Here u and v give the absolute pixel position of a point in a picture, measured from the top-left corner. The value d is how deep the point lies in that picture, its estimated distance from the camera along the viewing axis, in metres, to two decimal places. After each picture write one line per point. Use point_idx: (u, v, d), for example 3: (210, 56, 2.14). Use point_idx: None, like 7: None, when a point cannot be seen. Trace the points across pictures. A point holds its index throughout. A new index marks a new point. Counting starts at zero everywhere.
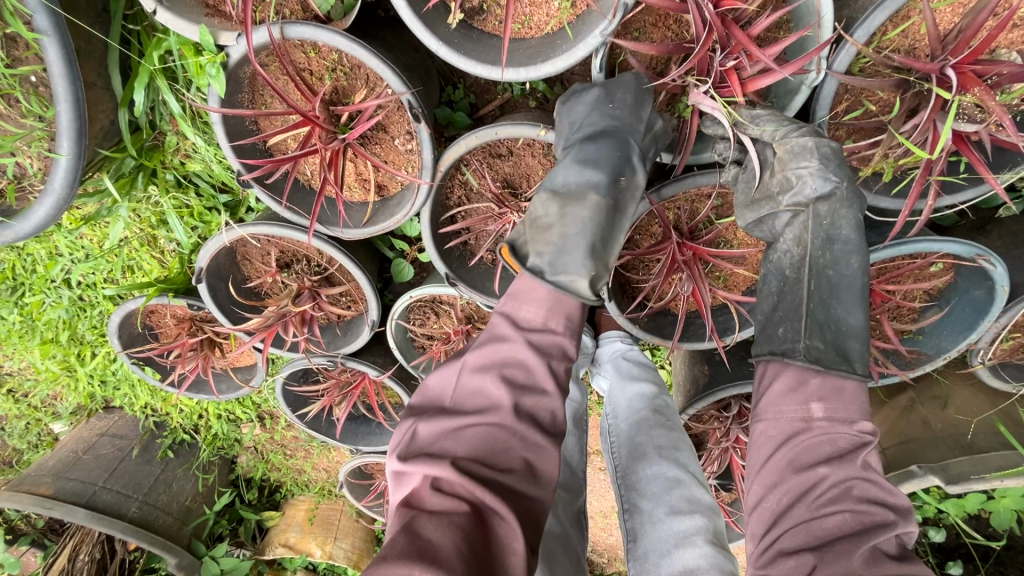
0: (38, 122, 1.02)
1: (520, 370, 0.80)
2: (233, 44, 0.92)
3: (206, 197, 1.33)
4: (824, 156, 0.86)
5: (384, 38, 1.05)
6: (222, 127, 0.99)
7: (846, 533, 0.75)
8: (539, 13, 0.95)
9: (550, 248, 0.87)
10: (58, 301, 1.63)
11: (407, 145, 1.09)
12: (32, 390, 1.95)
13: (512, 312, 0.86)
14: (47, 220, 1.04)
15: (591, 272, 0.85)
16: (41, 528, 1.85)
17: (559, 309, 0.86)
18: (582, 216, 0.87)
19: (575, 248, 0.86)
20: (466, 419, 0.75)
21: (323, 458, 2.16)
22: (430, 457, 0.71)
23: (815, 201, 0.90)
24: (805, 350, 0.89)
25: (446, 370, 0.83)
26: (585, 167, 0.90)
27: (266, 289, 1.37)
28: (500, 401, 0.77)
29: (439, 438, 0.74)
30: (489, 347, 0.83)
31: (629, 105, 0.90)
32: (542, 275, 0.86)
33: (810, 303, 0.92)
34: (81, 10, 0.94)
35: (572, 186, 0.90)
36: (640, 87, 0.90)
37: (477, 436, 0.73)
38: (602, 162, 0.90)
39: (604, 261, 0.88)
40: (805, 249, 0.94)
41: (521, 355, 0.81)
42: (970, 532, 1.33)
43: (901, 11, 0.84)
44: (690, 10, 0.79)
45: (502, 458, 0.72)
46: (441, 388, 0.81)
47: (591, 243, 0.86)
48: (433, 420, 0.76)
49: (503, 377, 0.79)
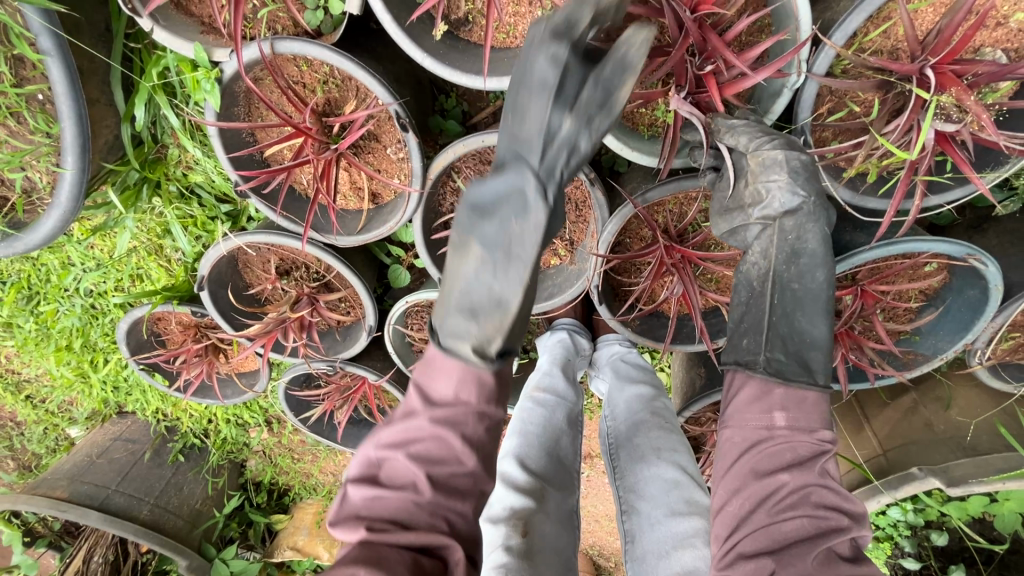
0: (46, 138, 1.06)
1: (431, 443, 0.72)
2: (227, 60, 0.96)
3: (208, 207, 1.37)
4: (793, 170, 0.88)
5: (375, 50, 1.08)
6: (219, 139, 1.02)
7: (802, 537, 0.77)
8: (523, 23, 0.97)
9: (443, 309, 0.74)
10: (71, 309, 1.69)
11: (399, 153, 1.11)
12: (48, 396, 2.00)
13: (427, 385, 0.75)
14: (53, 231, 1.08)
15: (478, 336, 0.72)
16: (58, 530, 1.90)
17: (467, 379, 0.73)
18: (473, 270, 0.71)
19: (468, 308, 0.72)
20: (383, 490, 0.70)
21: (330, 462, 2.19)
22: (356, 525, 0.68)
23: (782, 215, 0.92)
24: (766, 362, 0.92)
25: (363, 448, 0.75)
26: (480, 207, 0.71)
27: (267, 296, 1.41)
28: (414, 479, 0.70)
29: (361, 506, 0.70)
30: (400, 425, 0.74)
31: (531, 103, 0.75)
32: (437, 336, 0.75)
33: (773, 316, 0.94)
34: (84, 31, 0.99)
35: (461, 230, 0.72)
36: (541, 86, 0.73)
37: (397, 505, 0.69)
38: (497, 203, 0.71)
39: (497, 325, 0.71)
40: (770, 263, 0.95)
41: (431, 431, 0.72)
42: (973, 535, 1.31)
43: (882, 11, 0.84)
44: (667, 16, 0.80)
45: (418, 521, 0.68)
46: (362, 460, 0.74)
47: (477, 303, 0.71)
48: (359, 484, 0.72)
49: (422, 449, 0.71)
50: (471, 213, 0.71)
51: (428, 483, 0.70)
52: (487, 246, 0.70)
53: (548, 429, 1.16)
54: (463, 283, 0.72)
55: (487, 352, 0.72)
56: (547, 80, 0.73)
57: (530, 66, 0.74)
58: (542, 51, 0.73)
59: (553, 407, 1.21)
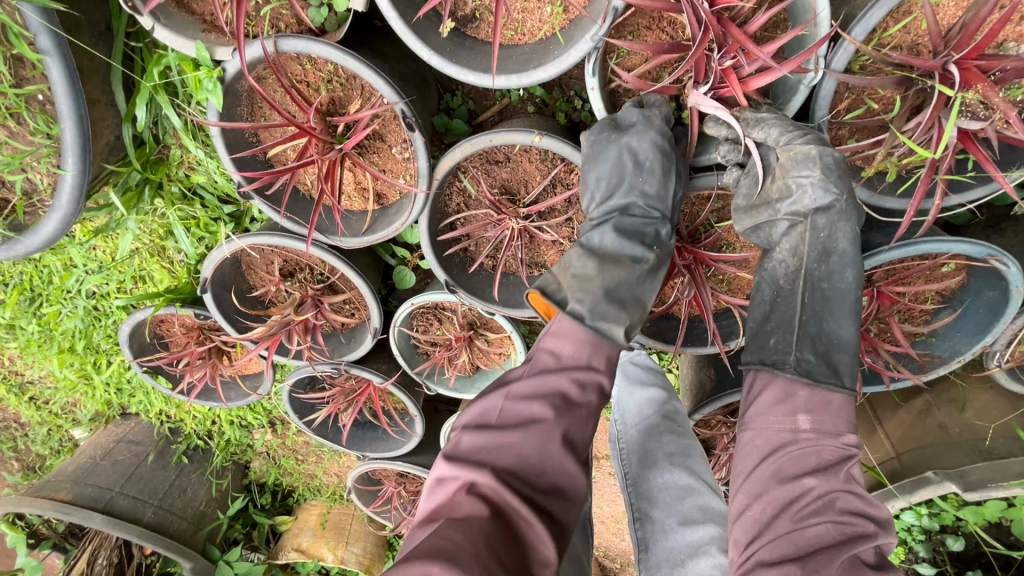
0: (46, 139, 1.05)
1: (552, 402, 0.79)
2: (229, 59, 0.94)
3: (211, 208, 1.35)
4: (826, 166, 0.86)
5: (380, 47, 1.06)
6: (221, 140, 1.00)
7: (827, 543, 0.74)
8: (531, 19, 0.94)
9: (592, 296, 0.87)
10: (74, 311, 1.67)
11: (405, 153, 1.09)
12: (51, 398, 1.99)
13: (551, 349, 0.86)
14: (55, 234, 1.06)
15: (628, 321, 0.87)
16: (62, 532, 1.87)
17: (601, 347, 0.85)
18: (620, 275, 0.90)
19: (617, 298, 0.88)
20: (508, 434, 0.76)
21: (335, 463, 2.17)
22: (469, 465, 0.73)
23: (813, 211, 0.91)
24: (795, 363, 0.89)
25: (489, 394, 0.83)
26: (624, 236, 0.95)
27: (270, 298, 1.39)
28: (538, 431, 0.76)
29: (478, 450, 0.75)
30: (533, 378, 0.82)
31: (658, 169, 0.95)
32: (580, 320, 0.85)
33: (802, 316, 0.92)
34: (84, 30, 0.97)
35: (611, 249, 0.95)
36: (663, 152, 0.94)
37: (513, 456, 0.74)
38: (639, 233, 0.96)
39: (640, 314, 0.90)
40: (800, 261, 0.94)
41: (562, 385, 0.81)
42: (990, 540, 1.28)
43: (903, 6, 0.82)
44: (685, 11, 0.79)
45: (530, 474, 0.73)
46: (484, 409, 0.81)
47: (627, 296, 0.89)
48: (477, 430, 0.77)
49: (549, 404, 0.79)
50: (621, 238, 0.94)
51: (553, 434, 0.76)
52: (637, 259, 0.93)
53: None
54: (612, 283, 0.89)
55: (630, 332, 0.88)
56: (670, 154, 0.95)
57: (650, 134, 0.92)
58: (655, 127, 0.93)
59: None
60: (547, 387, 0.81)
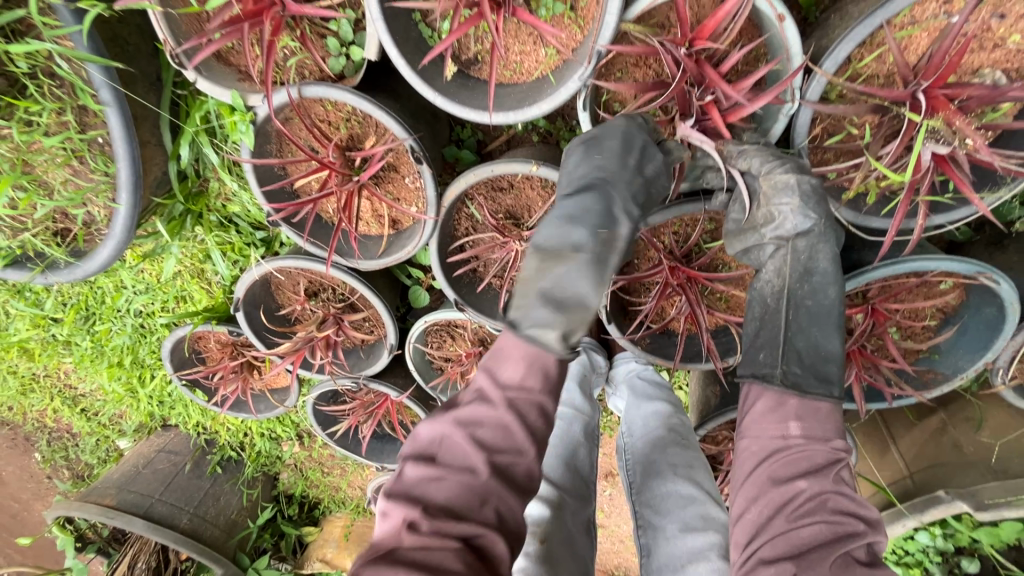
0: (103, 177, 1.19)
1: (495, 430, 0.71)
2: (260, 105, 1.06)
3: (245, 233, 1.48)
4: (804, 194, 0.91)
5: (394, 89, 1.17)
6: (253, 174, 1.12)
7: (821, 542, 0.78)
8: (528, 60, 1.03)
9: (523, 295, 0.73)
10: (123, 328, 1.82)
11: (416, 183, 1.18)
12: (101, 409, 2.15)
13: (491, 370, 0.75)
14: (109, 259, 1.20)
15: (562, 323, 0.70)
16: (106, 537, 2.00)
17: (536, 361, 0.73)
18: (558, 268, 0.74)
19: (551, 296, 0.72)
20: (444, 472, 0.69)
21: (358, 476, 2.27)
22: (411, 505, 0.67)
23: (795, 236, 0.94)
24: (783, 375, 0.91)
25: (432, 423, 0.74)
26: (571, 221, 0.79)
27: (296, 316, 1.49)
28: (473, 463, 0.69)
29: (420, 483, 0.69)
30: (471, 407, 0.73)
31: (615, 155, 0.86)
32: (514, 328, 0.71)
33: (788, 331, 0.95)
34: (138, 83, 1.11)
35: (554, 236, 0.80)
36: (627, 136, 0.87)
37: (454, 489, 0.68)
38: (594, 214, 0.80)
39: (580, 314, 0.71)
40: (784, 281, 0.97)
41: (497, 419, 0.72)
42: (1007, 563, 1.25)
43: (874, 38, 0.87)
44: (663, 54, 0.86)
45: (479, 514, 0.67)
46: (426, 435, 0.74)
47: (564, 296, 0.72)
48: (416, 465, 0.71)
49: (491, 433, 0.71)
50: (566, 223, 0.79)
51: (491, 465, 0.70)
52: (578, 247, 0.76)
53: (565, 442, 1.15)
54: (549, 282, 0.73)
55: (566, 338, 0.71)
56: (632, 140, 0.87)
57: (615, 130, 0.88)
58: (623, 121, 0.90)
59: (571, 421, 1.18)
60: (479, 417, 0.72)
